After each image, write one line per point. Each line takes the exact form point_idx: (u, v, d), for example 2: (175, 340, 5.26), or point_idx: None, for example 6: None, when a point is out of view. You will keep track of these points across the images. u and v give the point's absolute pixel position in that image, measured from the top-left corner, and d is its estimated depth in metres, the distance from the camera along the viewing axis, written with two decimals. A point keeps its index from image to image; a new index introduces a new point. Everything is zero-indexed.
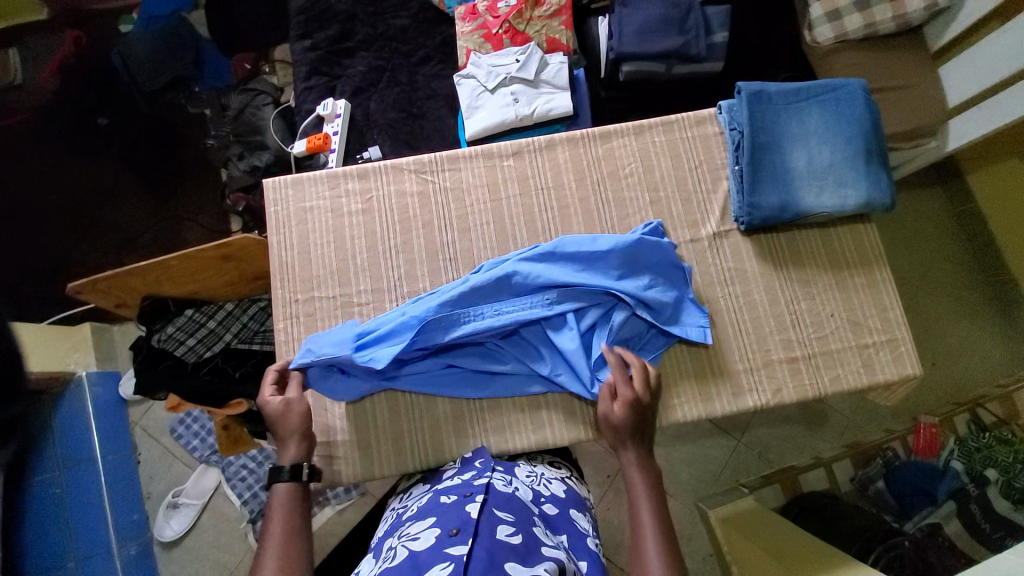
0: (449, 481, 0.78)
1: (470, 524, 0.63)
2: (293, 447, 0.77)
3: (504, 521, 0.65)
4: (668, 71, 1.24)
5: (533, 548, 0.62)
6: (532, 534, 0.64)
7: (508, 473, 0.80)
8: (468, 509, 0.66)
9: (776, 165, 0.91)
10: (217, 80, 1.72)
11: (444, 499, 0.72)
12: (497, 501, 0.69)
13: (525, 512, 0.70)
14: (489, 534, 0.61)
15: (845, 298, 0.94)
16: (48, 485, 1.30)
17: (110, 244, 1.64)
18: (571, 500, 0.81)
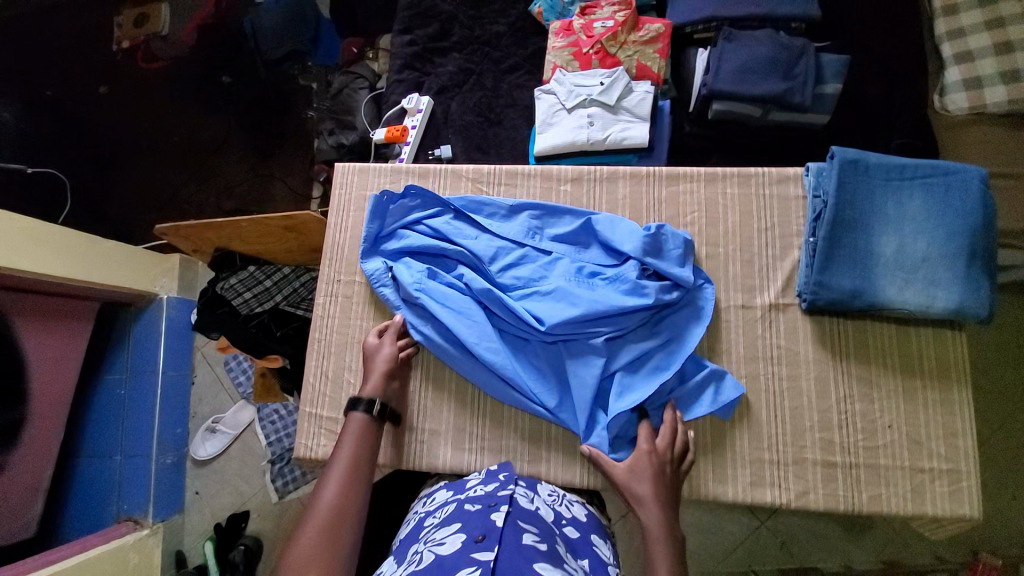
0: (473, 489, 0.79)
1: (495, 531, 0.65)
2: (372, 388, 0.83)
3: (528, 531, 0.67)
4: (763, 117, 1.15)
5: (556, 562, 0.63)
6: (555, 550, 0.66)
7: (530, 488, 0.80)
8: (492, 518, 0.68)
9: (858, 244, 0.82)
10: (328, 59, 1.82)
11: (469, 507, 0.73)
12: (521, 512, 0.71)
13: (548, 529, 0.71)
14: (514, 540, 0.64)
15: (909, 411, 0.84)
16: (116, 385, 1.55)
17: (211, 188, 1.83)
18: (593, 525, 0.80)
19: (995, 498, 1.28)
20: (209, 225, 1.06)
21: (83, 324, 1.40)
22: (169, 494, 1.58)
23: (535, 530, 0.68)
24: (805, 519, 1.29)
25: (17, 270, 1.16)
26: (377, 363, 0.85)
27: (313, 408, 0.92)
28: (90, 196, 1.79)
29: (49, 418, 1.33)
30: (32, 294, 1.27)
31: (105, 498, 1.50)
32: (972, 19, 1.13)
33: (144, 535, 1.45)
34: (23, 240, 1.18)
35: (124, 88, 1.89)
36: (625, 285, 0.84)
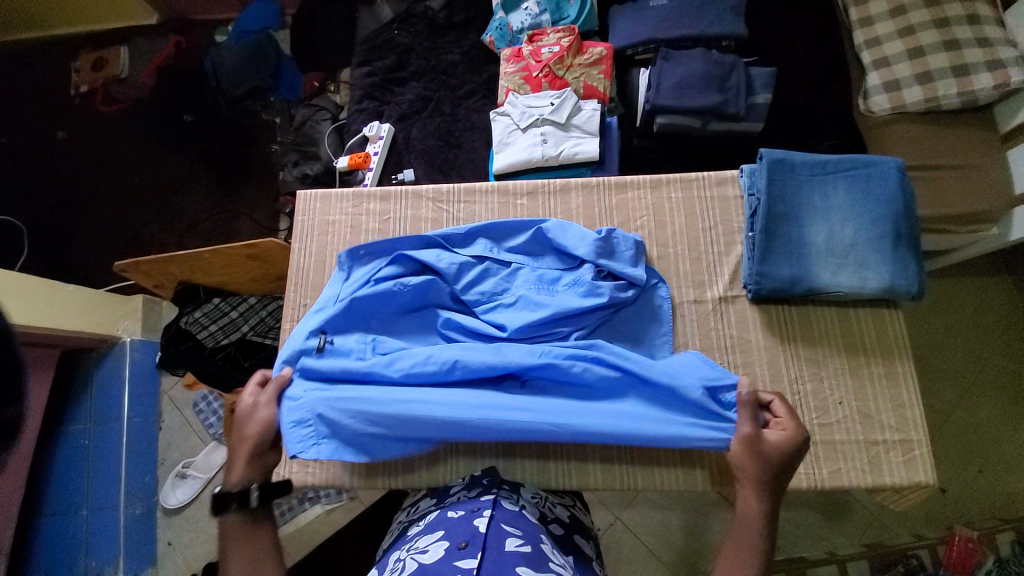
0: (455, 496, 0.80)
1: (478, 536, 0.66)
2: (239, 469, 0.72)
3: (512, 534, 0.68)
4: (704, 126, 1.24)
5: (540, 560, 0.65)
6: (539, 549, 0.67)
7: (513, 491, 0.81)
8: (476, 523, 0.69)
9: (792, 236, 0.88)
10: (290, 91, 1.84)
11: (451, 514, 0.74)
12: (503, 516, 0.72)
13: (531, 528, 0.72)
14: (498, 545, 0.65)
15: (858, 387, 0.89)
16: (78, 436, 1.49)
17: (176, 226, 1.81)
18: (576, 525, 0.82)
19: (958, 470, 1.35)
20: (171, 260, 1.06)
21: (42, 371, 1.36)
22: (140, 546, 1.51)
23: (519, 531, 0.69)
24: (785, 508, 1.33)
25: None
26: (248, 429, 0.76)
27: None
28: (48, 242, 1.75)
29: (7, 475, 1.27)
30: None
31: (69, 558, 1.43)
32: (886, 29, 1.24)
33: None
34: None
35: (82, 132, 1.88)
36: (582, 288, 0.88)
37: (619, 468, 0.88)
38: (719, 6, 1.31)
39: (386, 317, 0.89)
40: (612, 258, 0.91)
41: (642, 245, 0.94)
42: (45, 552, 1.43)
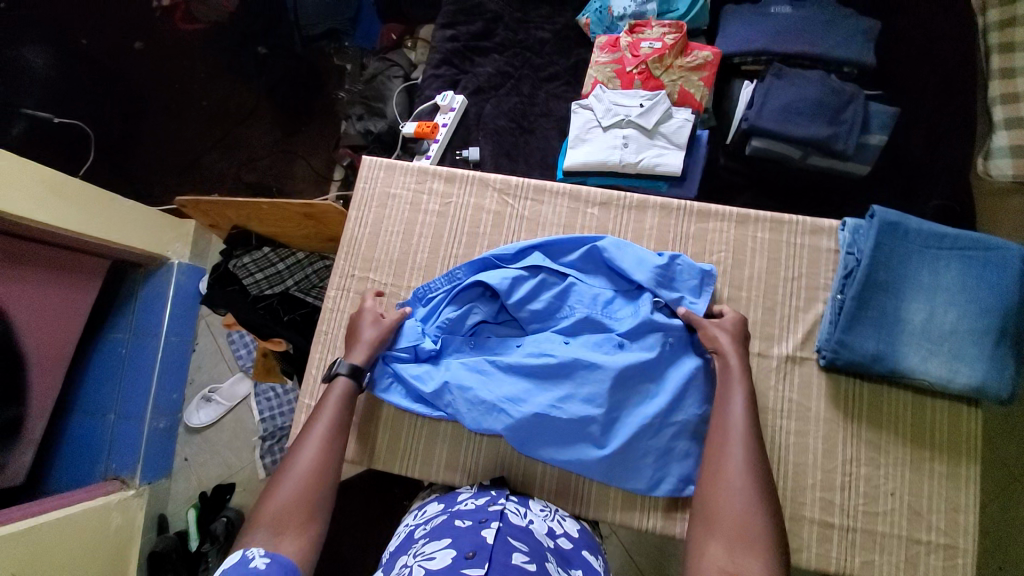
0: (464, 502, 0.78)
1: (485, 548, 0.64)
2: (358, 357, 0.83)
3: (519, 549, 0.66)
4: (802, 159, 1.13)
5: None
6: (546, 566, 0.65)
7: (521, 504, 0.79)
8: (483, 535, 0.67)
9: (887, 309, 0.80)
10: (366, 40, 1.79)
11: (459, 523, 0.72)
12: (512, 530, 0.70)
13: (539, 545, 0.70)
14: (504, 559, 0.63)
15: (914, 480, 0.81)
16: (117, 344, 1.56)
17: (235, 158, 1.82)
18: (585, 539, 0.77)
19: (987, 570, 1.25)
20: (231, 203, 1.04)
21: (91, 279, 1.41)
22: (158, 458, 1.59)
23: (527, 546, 0.67)
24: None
25: (30, 220, 1.16)
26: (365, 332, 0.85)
27: (310, 401, 0.90)
28: (115, 153, 1.79)
29: (52, 368, 1.34)
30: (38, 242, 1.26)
31: (94, 456, 1.51)
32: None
33: (128, 497, 1.46)
34: (40, 190, 1.18)
35: (161, 47, 1.88)
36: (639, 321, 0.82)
37: (639, 511, 0.83)
38: (850, 26, 1.17)
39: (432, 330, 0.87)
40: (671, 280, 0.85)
41: (713, 276, 0.87)
42: (69, 445, 1.50)
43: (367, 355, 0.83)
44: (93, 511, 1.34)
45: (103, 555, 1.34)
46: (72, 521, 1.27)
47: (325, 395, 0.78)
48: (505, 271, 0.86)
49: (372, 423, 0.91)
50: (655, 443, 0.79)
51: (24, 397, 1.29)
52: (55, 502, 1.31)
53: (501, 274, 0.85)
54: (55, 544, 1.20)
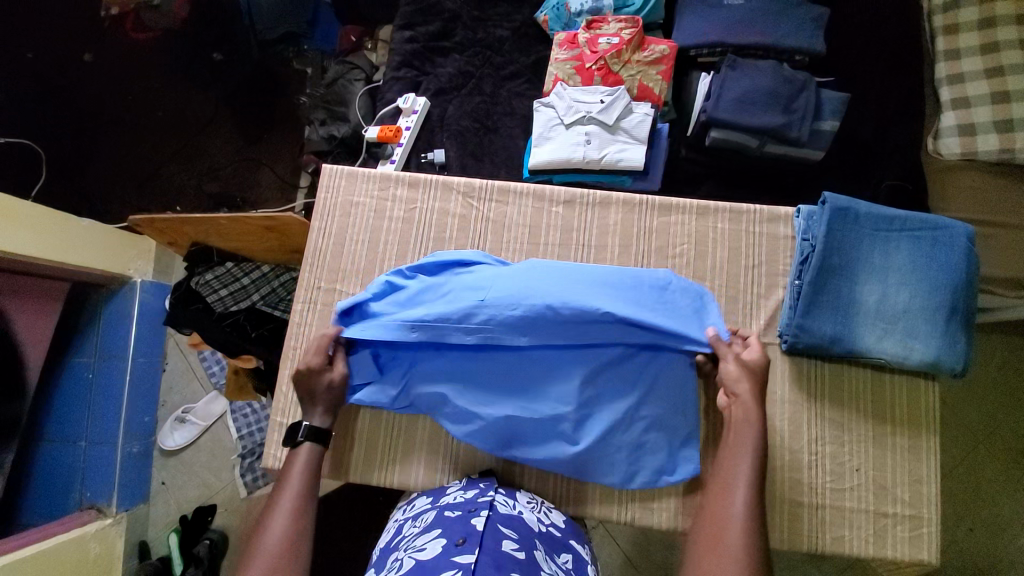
0: (452, 496, 0.79)
1: (475, 535, 0.67)
2: (319, 415, 0.81)
3: (508, 537, 0.68)
4: (759, 148, 1.16)
5: (534, 566, 0.65)
6: (534, 554, 0.67)
7: (509, 496, 0.79)
8: (473, 522, 0.69)
9: (842, 292, 0.83)
10: (326, 42, 1.76)
11: (449, 513, 0.73)
12: (501, 517, 0.72)
13: (528, 533, 0.72)
14: (493, 545, 0.65)
15: (878, 457, 0.85)
16: (82, 369, 1.51)
17: (195, 169, 1.77)
18: (572, 529, 0.79)
19: (950, 528, 1.32)
20: (190, 220, 1.02)
21: (49, 304, 1.35)
22: (134, 483, 1.55)
23: (516, 534, 0.69)
24: (811, 567, 1.18)
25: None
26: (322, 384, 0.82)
27: (283, 418, 0.89)
28: (67, 170, 1.72)
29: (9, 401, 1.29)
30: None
31: (66, 484, 1.47)
32: (972, 66, 1.14)
33: (106, 525, 1.43)
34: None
35: (109, 59, 1.81)
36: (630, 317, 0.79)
37: (618, 499, 0.84)
38: (798, 15, 1.20)
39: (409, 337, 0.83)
40: (661, 312, 0.81)
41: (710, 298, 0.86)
42: (38, 478, 1.45)
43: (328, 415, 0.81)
44: (70, 543, 1.31)
45: None
46: (53, 552, 1.24)
47: (290, 464, 0.77)
48: (446, 288, 0.83)
49: (348, 435, 0.90)
50: (627, 437, 0.80)
51: None
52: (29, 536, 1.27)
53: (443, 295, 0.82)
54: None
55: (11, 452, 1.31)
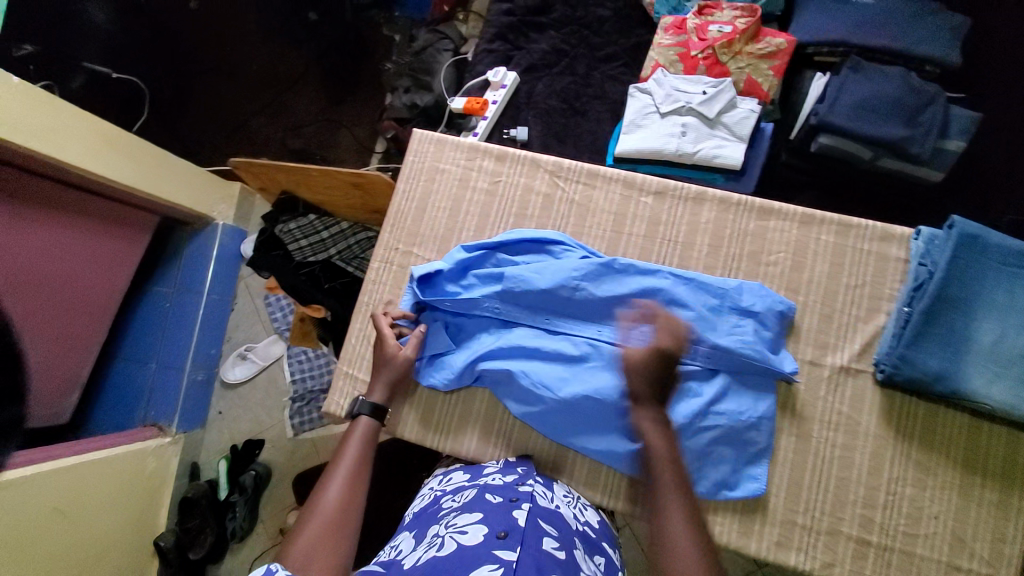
0: (492, 478, 0.78)
1: (517, 529, 0.63)
2: (379, 393, 0.80)
3: (549, 534, 0.65)
4: (872, 160, 1.06)
5: (574, 569, 0.62)
6: (573, 554, 0.65)
7: (547, 486, 0.78)
8: (515, 515, 0.67)
9: (955, 327, 0.74)
10: (417, 10, 1.77)
11: (489, 498, 0.71)
12: (542, 511, 0.69)
13: (567, 531, 0.69)
14: (535, 542, 0.62)
15: (961, 507, 0.77)
16: (161, 298, 1.63)
17: (282, 123, 1.84)
18: (604, 530, 0.77)
19: None
20: (284, 169, 1.04)
21: (138, 233, 1.46)
22: (194, 409, 1.66)
23: (556, 532, 0.67)
24: None
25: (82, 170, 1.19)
26: (392, 362, 0.81)
27: (349, 368, 0.92)
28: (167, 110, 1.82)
29: (96, 315, 1.41)
30: (87, 194, 1.30)
31: (135, 400, 1.59)
32: None
33: (164, 444, 1.54)
34: (94, 143, 1.22)
35: (215, 8, 1.88)
36: (710, 321, 0.80)
37: None
38: (936, 22, 1.08)
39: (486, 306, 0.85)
40: (743, 335, 0.78)
41: (793, 312, 0.81)
42: (110, 391, 1.58)
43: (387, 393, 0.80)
44: (131, 455, 1.42)
45: (137, 494, 1.42)
46: (111, 462, 1.35)
47: (348, 435, 0.76)
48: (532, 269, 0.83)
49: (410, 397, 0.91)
50: (690, 445, 0.76)
51: (70, 341, 1.35)
52: (96, 443, 1.39)
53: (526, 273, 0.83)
54: (90, 483, 1.26)
55: (93, 359, 1.43)
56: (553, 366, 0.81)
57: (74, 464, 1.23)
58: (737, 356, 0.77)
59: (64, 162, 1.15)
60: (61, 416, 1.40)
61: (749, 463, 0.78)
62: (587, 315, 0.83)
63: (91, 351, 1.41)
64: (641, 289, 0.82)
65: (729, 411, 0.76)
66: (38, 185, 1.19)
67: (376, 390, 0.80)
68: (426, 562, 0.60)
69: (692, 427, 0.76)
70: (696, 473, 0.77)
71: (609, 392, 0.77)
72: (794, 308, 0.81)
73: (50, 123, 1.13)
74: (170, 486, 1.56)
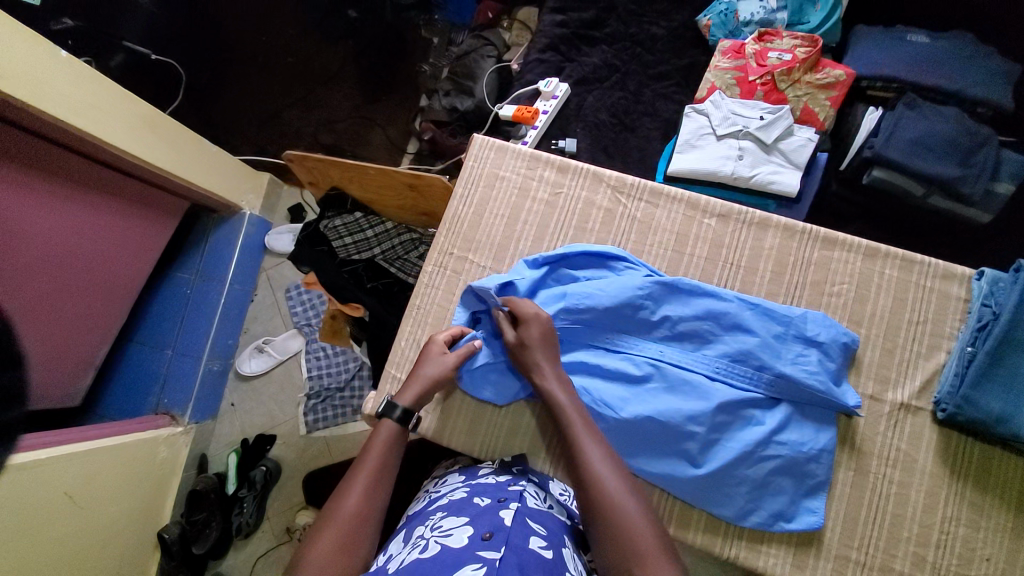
0: (484, 478, 0.76)
1: (502, 529, 0.61)
2: (408, 397, 0.77)
3: (536, 533, 0.63)
4: (923, 197, 1.05)
5: (560, 570, 0.59)
6: (562, 555, 0.62)
7: (540, 487, 0.77)
8: (501, 515, 0.64)
9: (1022, 370, 0.74)
10: (457, 16, 1.85)
11: (478, 499, 0.69)
12: (531, 511, 0.67)
13: (557, 532, 0.67)
14: (521, 541, 0.59)
15: (1014, 551, 0.76)
16: (182, 284, 1.57)
17: (315, 117, 1.78)
18: None
19: None
20: (339, 163, 1.03)
21: (167, 218, 1.39)
22: (207, 399, 1.59)
23: (544, 531, 0.64)
24: None
25: (126, 152, 1.13)
26: (428, 368, 0.80)
27: (397, 372, 0.90)
28: None
29: (120, 302, 1.33)
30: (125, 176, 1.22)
31: (148, 387, 1.52)
32: None
33: (177, 433, 1.47)
34: (135, 123, 1.16)
35: None
36: (775, 346, 0.79)
37: (725, 531, 0.79)
38: (986, 66, 1.08)
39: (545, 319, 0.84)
40: (809, 363, 0.77)
41: (856, 344, 0.80)
42: (122, 374, 1.52)
43: (414, 396, 0.77)
44: (141, 443, 1.33)
45: (146, 486, 1.33)
46: (123, 450, 1.26)
47: (372, 437, 0.74)
48: (592, 287, 0.82)
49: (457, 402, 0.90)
50: (752, 473, 0.75)
51: (92, 327, 1.26)
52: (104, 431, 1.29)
53: (586, 291, 0.82)
54: (102, 470, 1.18)
55: (107, 346, 1.33)
56: (613, 384, 0.80)
57: (89, 450, 1.14)
58: (802, 386, 0.76)
59: (109, 144, 1.09)
60: (72, 399, 1.29)
61: (807, 497, 0.76)
62: (647, 335, 0.83)
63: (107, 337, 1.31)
64: (706, 312, 0.81)
65: (793, 440, 0.75)
66: (75, 162, 1.10)
67: (405, 393, 0.78)
68: (408, 564, 0.57)
69: (753, 454, 0.75)
70: (754, 503, 0.76)
71: (671, 413, 0.76)
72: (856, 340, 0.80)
73: (95, 101, 1.06)
74: (177, 476, 1.47)
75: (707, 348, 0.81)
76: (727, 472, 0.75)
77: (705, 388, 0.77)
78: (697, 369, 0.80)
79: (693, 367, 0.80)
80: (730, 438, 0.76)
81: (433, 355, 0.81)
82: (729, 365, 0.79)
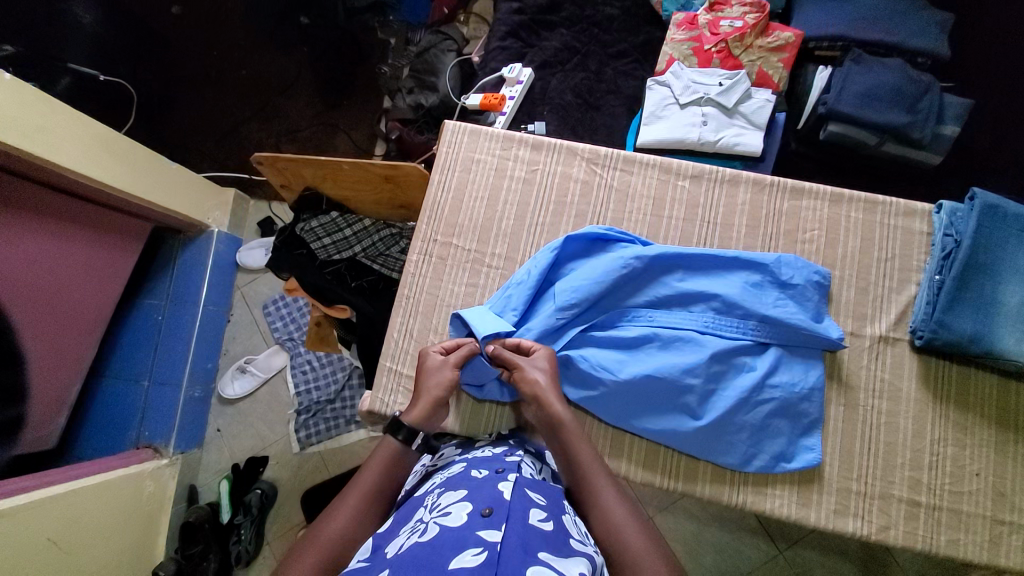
0: (481, 453, 0.73)
1: (504, 503, 0.56)
2: (416, 412, 0.74)
3: (536, 505, 0.58)
4: (876, 146, 1.11)
5: (563, 541, 0.55)
6: (564, 526, 0.57)
7: (536, 459, 0.75)
8: (500, 488, 0.59)
9: (984, 291, 0.80)
10: (412, 15, 1.69)
11: (475, 474, 0.65)
12: (529, 482, 0.63)
13: (556, 500, 0.63)
14: (523, 517, 0.54)
15: (998, 463, 0.81)
16: (153, 311, 1.44)
17: (274, 128, 1.68)
18: None
19: None
20: (312, 162, 1.04)
21: (131, 243, 1.29)
22: (192, 426, 1.48)
23: (544, 502, 0.60)
24: None
25: (82, 176, 1.06)
26: (433, 382, 0.75)
27: (393, 363, 0.89)
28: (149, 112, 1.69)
29: (85, 337, 1.22)
30: (79, 200, 1.13)
31: (126, 420, 1.39)
32: None
33: (162, 465, 1.36)
34: (90, 145, 1.09)
35: (199, 11, 1.71)
36: (757, 293, 0.82)
37: (731, 479, 0.82)
38: (923, 18, 1.15)
39: (536, 302, 0.85)
40: (789, 307, 0.81)
41: (829, 280, 0.84)
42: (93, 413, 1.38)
43: (424, 411, 0.74)
44: (128, 480, 1.24)
45: (136, 523, 1.24)
46: (108, 488, 1.17)
47: (369, 457, 0.71)
48: (578, 279, 0.83)
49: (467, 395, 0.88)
50: (750, 418, 0.78)
51: (59, 364, 1.16)
52: (83, 470, 1.19)
53: (574, 284, 0.82)
54: (86, 513, 1.09)
55: (78, 384, 1.23)
56: (610, 356, 0.81)
57: (72, 489, 1.06)
58: (786, 326, 0.79)
59: (63, 168, 1.02)
60: (47, 440, 1.19)
61: (804, 435, 0.80)
62: (635, 303, 0.84)
63: (74, 375, 1.21)
64: (688, 272, 0.84)
65: (784, 382, 0.78)
66: (25, 189, 1.02)
67: (411, 409, 0.74)
68: (406, 550, 0.51)
69: (749, 401, 0.77)
70: (753, 450, 0.79)
71: (666, 374, 0.78)
72: (829, 273, 0.85)
73: (44, 124, 0.99)
74: (168, 512, 1.36)
75: (693, 308, 0.83)
76: (726, 422, 0.78)
77: (698, 346, 0.79)
78: (686, 328, 0.81)
79: (682, 327, 0.81)
80: (727, 390, 0.78)
81: (431, 365, 0.77)
82: (717, 320, 0.81)
